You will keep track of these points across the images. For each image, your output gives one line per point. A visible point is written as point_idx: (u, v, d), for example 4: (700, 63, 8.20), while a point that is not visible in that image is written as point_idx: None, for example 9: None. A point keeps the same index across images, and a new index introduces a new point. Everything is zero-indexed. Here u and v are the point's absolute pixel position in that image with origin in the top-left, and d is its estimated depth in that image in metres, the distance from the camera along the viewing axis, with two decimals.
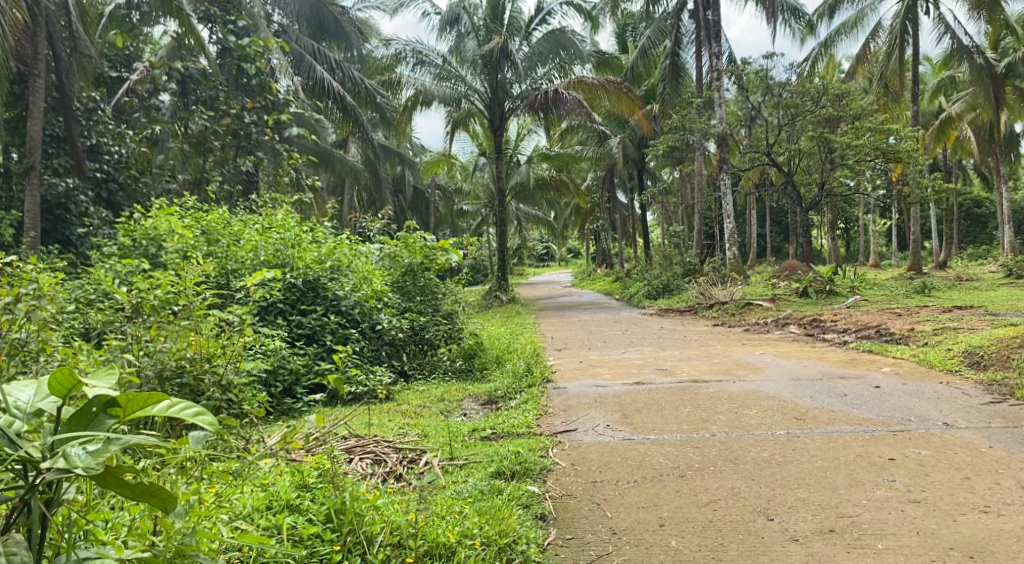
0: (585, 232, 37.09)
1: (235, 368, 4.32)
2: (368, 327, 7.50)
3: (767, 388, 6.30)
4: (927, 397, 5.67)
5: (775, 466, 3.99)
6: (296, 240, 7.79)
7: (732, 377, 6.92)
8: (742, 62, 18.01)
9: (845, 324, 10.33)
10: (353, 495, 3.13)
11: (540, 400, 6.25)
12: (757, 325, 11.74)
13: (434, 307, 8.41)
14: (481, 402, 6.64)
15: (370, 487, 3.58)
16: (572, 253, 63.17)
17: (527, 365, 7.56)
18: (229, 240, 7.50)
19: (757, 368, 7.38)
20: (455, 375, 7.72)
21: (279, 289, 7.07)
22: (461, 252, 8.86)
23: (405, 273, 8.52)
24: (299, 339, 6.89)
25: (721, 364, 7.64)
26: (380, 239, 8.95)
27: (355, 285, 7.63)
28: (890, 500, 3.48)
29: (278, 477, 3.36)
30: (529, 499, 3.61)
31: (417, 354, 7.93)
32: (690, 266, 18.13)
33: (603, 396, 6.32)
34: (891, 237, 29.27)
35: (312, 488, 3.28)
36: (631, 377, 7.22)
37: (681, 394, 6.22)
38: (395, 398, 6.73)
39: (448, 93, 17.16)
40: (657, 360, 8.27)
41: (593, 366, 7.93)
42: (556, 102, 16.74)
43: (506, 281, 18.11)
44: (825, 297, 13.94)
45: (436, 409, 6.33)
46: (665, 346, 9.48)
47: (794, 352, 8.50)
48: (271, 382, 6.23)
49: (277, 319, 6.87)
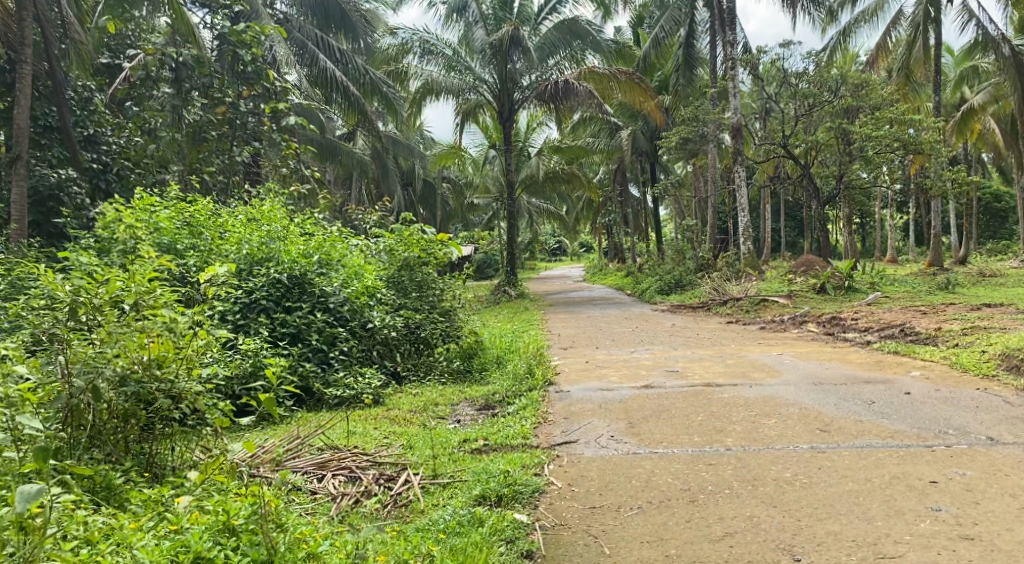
0: (597, 227, 36.56)
1: (188, 374, 3.82)
2: (359, 325, 7.04)
3: (788, 394, 5.81)
4: (964, 405, 5.16)
5: (800, 490, 3.51)
6: (284, 232, 7.31)
7: (748, 381, 6.43)
8: (758, 50, 17.38)
9: (867, 323, 9.80)
10: (288, 547, 2.85)
11: (540, 407, 5.79)
12: (774, 323, 11.23)
13: (430, 304, 7.94)
14: (478, 407, 6.20)
15: (319, 528, 3.21)
16: (584, 248, 62.80)
17: (528, 367, 7.10)
18: (211, 234, 7.10)
19: (773, 371, 6.89)
20: (452, 377, 7.30)
21: (261, 286, 6.65)
22: (462, 246, 8.35)
23: (401, 268, 8.03)
24: (281, 340, 6.49)
25: (736, 366, 7.15)
26: (376, 232, 8.46)
27: (345, 280, 7.17)
28: (937, 537, 3.00)
29: (201, 515, 2.99)
30: (515, 534, 3.18)
31: (411, 353, 7.49)
32: (703, 262, 17.58)
33: (608, 402, 5.85)
34: (909, 231, 28.61)
35: (239, 534, 2.89)
36: (639, 380, 6.75)
37: (692, 401, 5.74)
38: (384, 402, 6.35)
39: (456, 84, 16.82)
40: (668, 360, 7.79)
41: (599, 367, 7.46)
42: (566, 92, 16.22)
43: (514, 275, 17.63)
44: (844, 293, 13.40)
45: (426, 415, 5.93)
46: (677, 345, 9.00)
47: (813, 353, 8.00)
48: (248, 386, 5.91)
49: (258, 318, 6.47)
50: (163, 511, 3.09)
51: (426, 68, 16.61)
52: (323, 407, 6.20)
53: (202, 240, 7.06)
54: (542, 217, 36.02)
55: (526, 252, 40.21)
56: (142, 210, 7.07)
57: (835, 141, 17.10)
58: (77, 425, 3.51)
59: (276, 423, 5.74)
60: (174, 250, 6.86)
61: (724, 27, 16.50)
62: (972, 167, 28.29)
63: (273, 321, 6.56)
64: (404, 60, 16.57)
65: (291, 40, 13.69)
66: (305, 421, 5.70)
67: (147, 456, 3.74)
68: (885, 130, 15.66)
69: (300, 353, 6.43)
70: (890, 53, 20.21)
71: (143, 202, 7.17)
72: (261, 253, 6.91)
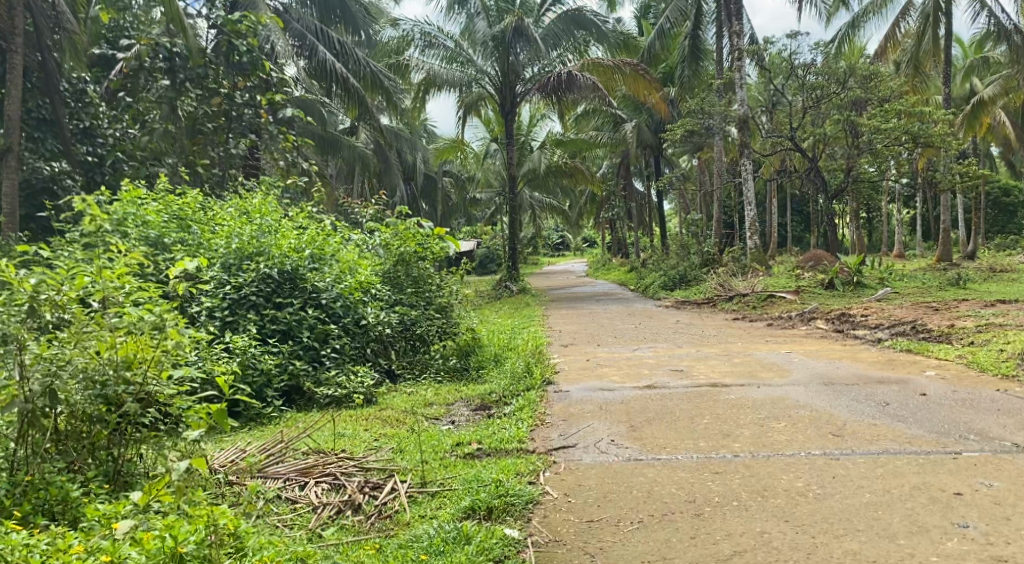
0: (601, 221, 36.30)
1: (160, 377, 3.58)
2: (352, 322, 6.79)
3: (797, 395, 5.56)
4: (984, 408, 4.91)
5: (813, 502, 3.27)
6: (276, 225, 7.05)
7: (755, 381, 6.18)
8: (765, 41, 17.07)
9: (877, 320, 9.52)
10: None
11: (538, 408, 5.56)
12: (781, 319, 10.97)
13: (426, 301, 7.70)
14: (473, 407, 5.97)
15: (289, 551, 2.97)
16: (589, 243, 62.60)
17: (526, 365, 6.86)
18: (200, 228, 6.85)
19: (782, 370, 6.64)
20: (448, 375, 7.06)
21: (250, 281, 6.40)
22: (459, 242, 8.11)
23: (397, 263, 7.76)
24: (270, 337, 6.26)
25: (743, 365, 6.90)
26: (371, 226, 8.22)
27: (338, 276, 6.92)
28: (967, 558, 2.77)
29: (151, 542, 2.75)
30: (505, 552, 2.96)
31: (407, 351, 7.26)
32: (709, 257, 17.32)
33: (609, 403, 5.62)
34: (917, 226, 28.30)
35: None
36: (642, 379, 6.50)
37: (697, 402, 5.50)
38: (377, 402, 6.10)
39: (458, 76, 16.43)
40: (672, 359, 7.54)
41: (601, 366, 7.21)
42: (569, 83, 15.89)
43: (516, 270, 17.37)
44: (853, 289, 13.12)
45: (419, 416, 5.70)
46: (681, 342, 8.76)
47: (822, 351, 7.74)
48: (235, 384, 5.70)
49: (247, 314, 6.23)
50: (112, 532, 2.86)
51: (427, 61, 16.17)
52: (313, 407, 5.97)
53: (191, 234, 6.82)
54: (546, 212, 35.77)
55: (529, 248, 40.01)
56: (129, 202, 6.81)
57: (843, 134, 16.81)
58: (36, 429, 3.29)
59: (263, 425, 5.52)
60: (160, 244, 6.61)
61: (730, 18, 16.22)
62: (981, 161, 27.94)
63: (263, 318, 6.32)
64: (406, 53, 16.26)
65: (290, 30, 13.44)
66: (293, 422, 5.48)
67: (113, 462, 3.51)
68: (895, 123, 15.37)
69: (290, 351, 6.20)
70: (899, 45, 19.88)
71: (130, 194, 6.91)
72: (253, 246, 6.63)
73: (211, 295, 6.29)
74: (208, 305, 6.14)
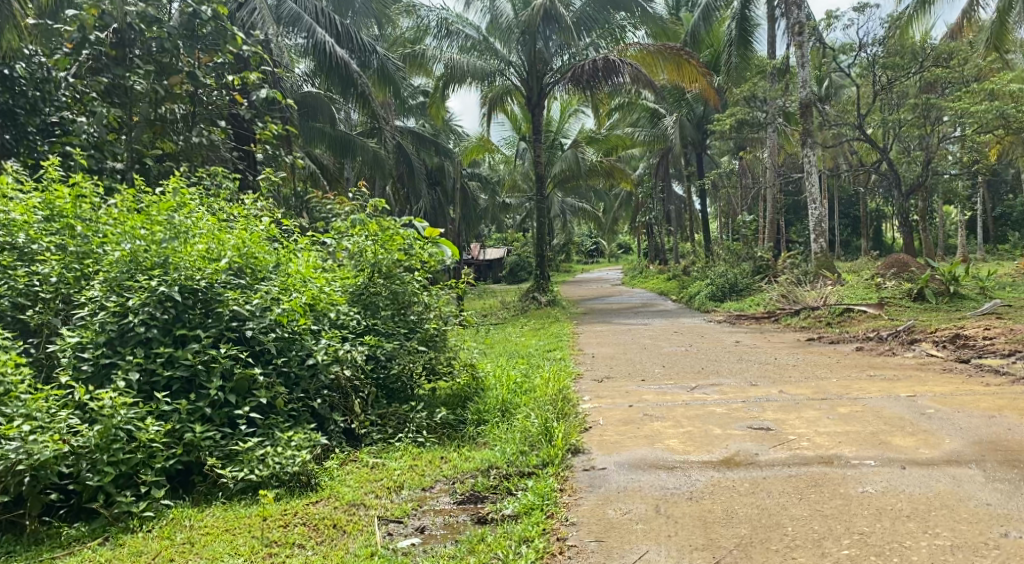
0: (636, 228, 33.85)
1: None
2: (295, 363, 4.78)
3: (982, 492, 3.42)
4: None
5: None
6: (189, 221, 4.94)
7: (892, 456, 4.01)
8: (827, 19, 14.77)
9: (1008, 345, 7.21)
10: None
11: (555, 507, 3.54)
12: (869, 342, 8.68)
13: (408, 328, 5.55)
14: (459, 497, 3.92)
15: None
16: (623, 249, 60.10)
17: (543, 422, 4.72)
18: (86, 228, 4.81)
19: (924, 433, 4.45)
20: (433, 436, 5.00)
21: (141, 305, 4.42)
22: (454, 250, 6.01)
23: (373, 277, 5.59)
24: (163, 389, 4.31)
25: (860, 422, 4.71)
26: (339, 226, 6.07)
27: (274, 296, 4.85)
28: None
29: None
30: None
31: (376, 399, 5.21)
32: (762, 263, 15.02)
33: (669, 500, 3.53)
34: (978, 226, 25.46)
35: None
36: (717, 447, 4.34)
37: (814, 504, 3.38)
38: (316, 489, 4.09)
39: (480, 66, 13.94)
40: (750, 406, 5.36)
41: (654, 419, 5.06)
42: (608, 71, 13.45)
43: (545, 279, 15.18)
44: (947, 301, 10.76)
45: (367, 517, 3.70)
46: (755, 379, 6.53)
47: (959, 395, 5.51)
48: (97, 468, 3.78)
49: (130, 355, 4.28)
50: None
51: (446, 51, 13.93)
52: (219, 498, 3.99)
53: (75, 236, 4.82)
54: (577, 216, 33.33)
55: (560, 256, 37.30)
56: None
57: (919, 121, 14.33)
58: None
59: (127, 538, 3.60)
60: (28, 254, 4.68)
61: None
62: None
63: (155, 360, 4.35)
64: (424, 42, 14.18)
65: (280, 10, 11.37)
66: (169, 539, 3.55)
67: None
68: (988, 108, 12.66)
69: (191, 410, 4.25)
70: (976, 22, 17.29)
71: None
72: (151, 257, 4.64)
73: (85, 324, 4.40)
74: (74, 343, 4.25)
